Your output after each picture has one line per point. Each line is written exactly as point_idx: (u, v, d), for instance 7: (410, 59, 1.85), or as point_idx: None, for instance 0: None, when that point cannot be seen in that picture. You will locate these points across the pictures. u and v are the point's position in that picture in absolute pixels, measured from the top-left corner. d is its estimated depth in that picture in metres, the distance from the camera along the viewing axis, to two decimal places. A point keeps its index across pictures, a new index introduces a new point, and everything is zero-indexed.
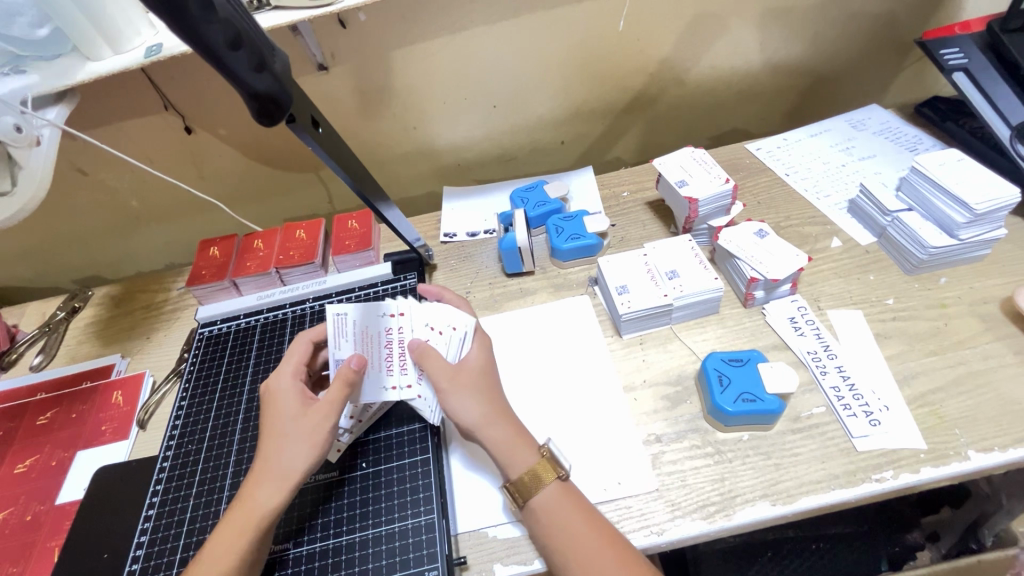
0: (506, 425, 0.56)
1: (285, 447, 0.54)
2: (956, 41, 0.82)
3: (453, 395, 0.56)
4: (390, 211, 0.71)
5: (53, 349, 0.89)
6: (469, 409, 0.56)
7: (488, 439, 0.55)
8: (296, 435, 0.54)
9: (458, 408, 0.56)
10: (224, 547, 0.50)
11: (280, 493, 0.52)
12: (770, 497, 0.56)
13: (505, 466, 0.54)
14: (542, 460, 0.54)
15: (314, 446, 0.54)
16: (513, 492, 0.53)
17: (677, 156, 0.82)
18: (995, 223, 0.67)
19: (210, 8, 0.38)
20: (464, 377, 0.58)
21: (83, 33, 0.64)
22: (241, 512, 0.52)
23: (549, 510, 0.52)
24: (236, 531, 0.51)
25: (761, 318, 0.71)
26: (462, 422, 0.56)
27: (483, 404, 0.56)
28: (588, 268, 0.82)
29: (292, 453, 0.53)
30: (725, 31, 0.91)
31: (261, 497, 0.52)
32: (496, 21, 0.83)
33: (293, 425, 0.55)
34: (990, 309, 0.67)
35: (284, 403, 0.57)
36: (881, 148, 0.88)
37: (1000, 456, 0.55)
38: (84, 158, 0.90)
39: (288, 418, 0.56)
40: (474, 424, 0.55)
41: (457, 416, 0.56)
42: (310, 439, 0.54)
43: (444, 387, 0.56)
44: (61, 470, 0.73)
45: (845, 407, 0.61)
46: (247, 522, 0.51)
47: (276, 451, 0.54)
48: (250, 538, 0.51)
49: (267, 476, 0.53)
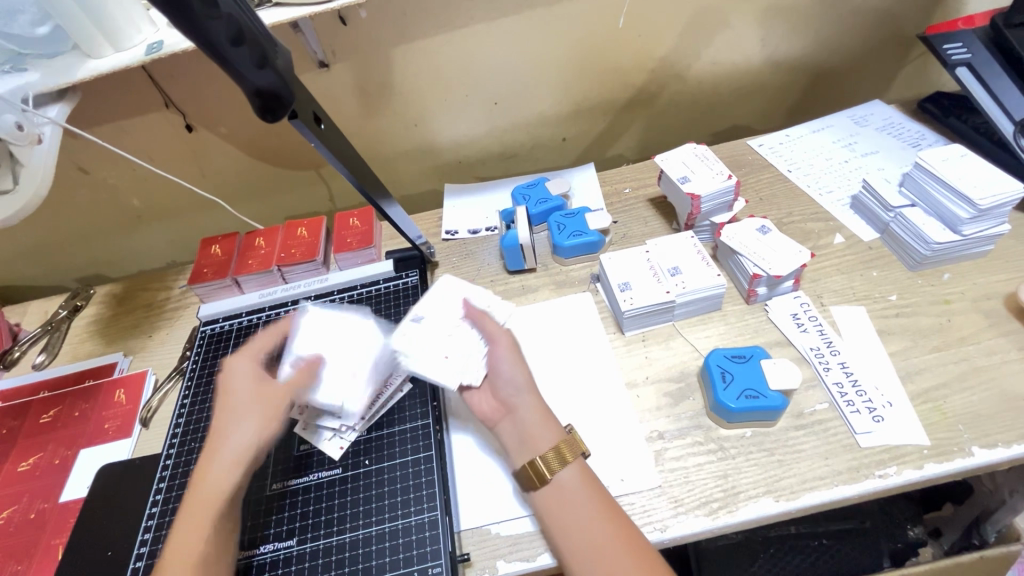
0: (538, 399, 0.58)
1: (232, 427, 0.57)
2: (959, 35, 0.81)
3: (506, 354, 0.60)
4: (392, 209, 0.71)
5: (56, 347, 0.89)
6: (517, 370, 0.59)
7: (523, 408, 0.57)
8: (243, 417, 0.57)
9: (507, 365, 0.59)
10: (186, 532, 0.51)
11: (232, 470, 0.55)
12: (773, 493, 0.56)
13: (534, 439, 0.55)
14: (569, 436, 0.55)
15: (262, 425, 0.57)
16: (539, 467, 0.54)
17: (679, 153, 0.82)
18: (998, 219, 0.67)
19: (212, 4, 0.38)
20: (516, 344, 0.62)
21: (84, 31, 0.64)
22: (198, 493, 0.54)
23: (571, 489, 0.53)
24: (197, 511, 0.53)
25: (764, 315, 0.71)
26: (506, 381, 0.58)
27: (527, 372, 0.59)
28: (590, 265, 0.81)
29: (242, 431, 0.57)
30: (727, 26, 0.91)
31: (215, 479, 0.54)
32: (498, 17, 0.83)
33: (244, 406, 0.58)
34: (993, 305, 0.67)
35: (238, 388, 0.60)
36: (884, 144, 0.87)
37: (1004, 452, 0.55)
38: (85, 156, 0.90)
39: (239, 400, 0.59)
40: (518, 386, 0.58)
41: (506, 374, 0.59)
42: (259, 419, 0.57)
43: (503, 343, 0.61)
44: (64, 468, 0.73)
45: (848, 403, 0.61)
46: (203, 503, 0.53)
47: (223, 433, 0.57)
48: (211, 516, 0.52)
49: (218, 455, 0.55)
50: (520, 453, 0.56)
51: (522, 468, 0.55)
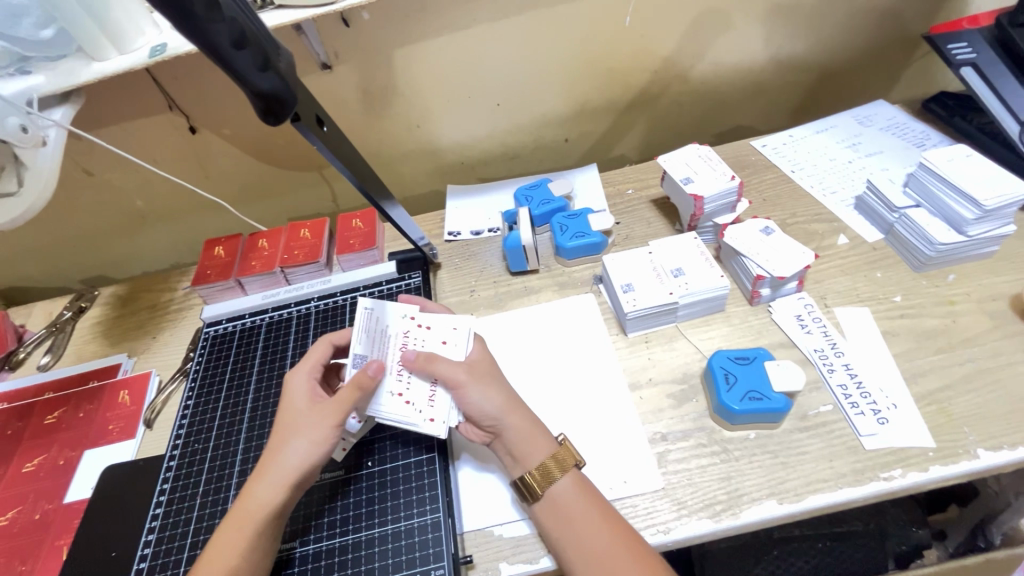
0: (524, 413, 0.57)
1: (287, 441, 0.54)
2: (963, 35, 0.81)
3: (473, 390, 0.56)
4: (394, 210, 0.71)
5: (61, 348, 0.89)
6: (490, 399, 0.56)
7: (509, 428, 0.56)
8: (299, 432, 0.54)
9: (478, 399, 0.56)
10: (226, 548, 0.50)
11: (280, 489, 0.52)
12: (777, 496, 0.56)
13: (524, 455, 0.55)
14: (559, 449, 0.55)
15: (319, 443, 0.54)
16: (531, 482, 0.53)
17: (682, 153, 0.82)
18: (1003, 220, 0.67)
19: (216, 7, 0.38)
20: (478, 370, 0.58)
21: (87, 33, 0.64)
22: (243, 509, 0.52)
23: (566, 500, 0.53)
24: (237, 528, 0.51)
25: (768, 316, 0.71)
26: (484, 414, 0.56)
27: (503, 394, 0.57)
28: (593, 266, 0.81)
29: (297, 449, 0.53)
30: (730, 26, 0.91)
31: (262, 494, 0.52)
32: (500, 18, 0.83)
33: (301, 422, 0.55)
34: (998, 306, 0.66)
35: (294, 402, 0.58)
36: (888, 144, 0.87)
37: (1009, 454, 0.55)
38: (90, 158, 0.90)
39: (297, 415, 0.56)
40: (497, 412, 0.56)
41: (479, 407, 0.55)
42: (313, 435, 0.54)
43: (464, 381, 0.56)
44: (69, 469, 0.73)
45: (852, 404, 0.61)
46: (246, 520, 0.51)
47: (278, 446, 0.54)
48: (250, 534, 0.51)
49: (270, 471, 0.53)
50: (512, 470, 0.56)
51: (515, 482, 0.54)
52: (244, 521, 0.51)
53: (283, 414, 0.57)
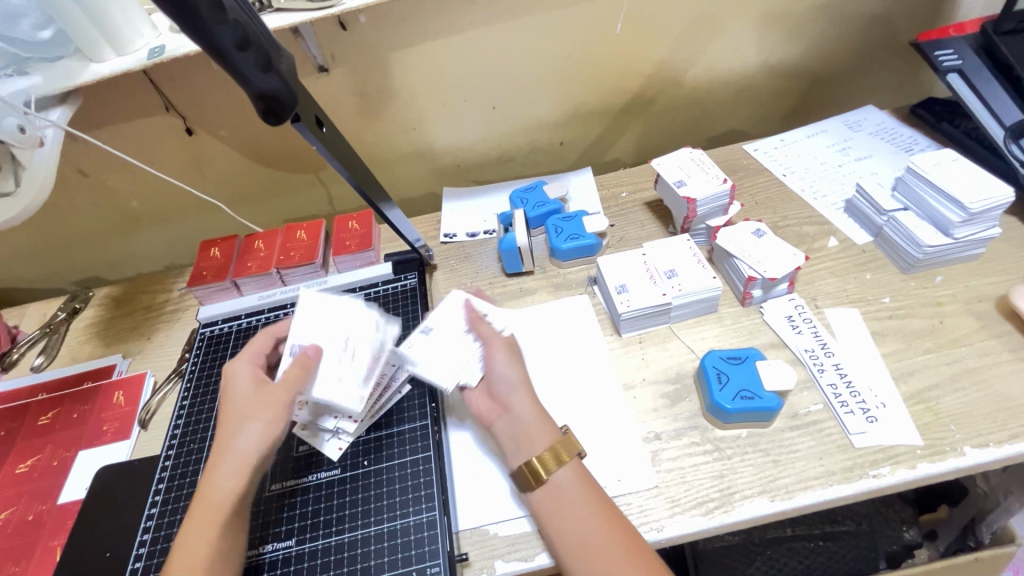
0: (532, 400, 0.57)
1: (239, 429, 0.55)
2: (950, 42, 0.83)
3: (503, 354, 0.60)
4: (391, 212, 0.72)
5: (54, 350, 0.89)
6: (513, 370, 0.59)
7: (519, 409, 0.57)
8: (250, 418, 0.56)
9: (501, 366, 0.59)
10: (198, 539, 0.51)
11: (239, 475, 0.53)
12: (768, 493, 0.56)
13: (529, 441, 0.55)
14: (563, 438, 0.55)
15: (273, 424, 0.56)
16: (534, 467, 0.54)
17: (675, 157, 0.83)
18: (989, 222, 0.68)
19: (221, 9, 0.39)
20: (516, 347, 0.62)
21: (86, 34, 0.64)
22: (205, 502, 0.52)
23: (567, 489, 0.53)
24: (205, 518, 0.52)
25: (759, 317, 0.72)
26: (503, 379, 0.59)
27: (525, 372, 0.60)
28: (587, 268, 0.82)
29: (254, 433, 0.55)
30: (723, 32, 0.92)
31: (224, 483, 0.53)
32: (496, 22, 0.84)
33: (247, 408, 0.57)
34: (985, 307, 0.67)
35: (239, 391, 0.59)
36: (877, 148, 0.89)
37: (996, 451, 0.56)
38: (85, 158, 0.90)
39: (243, 403, 0.57)
40: (515, 383, 0.58)
41: (501, 371, 0.59)
42: (265, 418, 0.56)
43: (497, 346, 0.61)
44: (63, 469, 0.73)
45: (842, 404, 0.61)
46: (211, 510, 0.52)
47: (229, 435, 0.55)
48: (219, 523, 0.51)
49: (224, 460, 0.54)
50: (515, 454, 0.56)
51: (518, 467, 0.55)
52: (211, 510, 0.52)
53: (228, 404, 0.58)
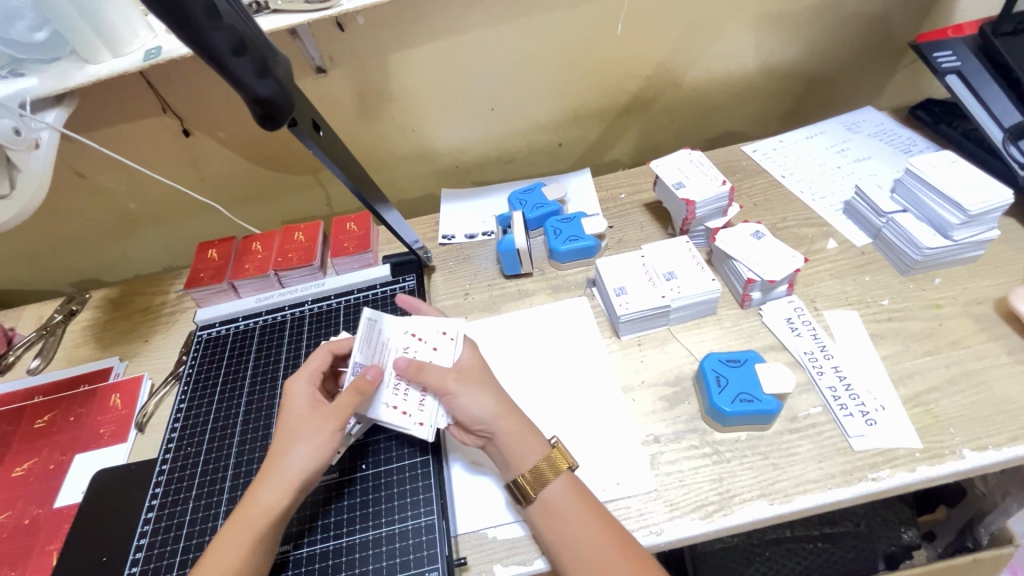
0: (517, 417, 0.57)
1: (291, 446, 0.54)
2: (948, 44, 0.83)
3: (465, 394, 0.56)
4: (389, 214, 0.72)
5: (50, 352, 0.88)
6: (482, 404, 0.56)
7: (501, 432, 0.56)
8: (303, 437, 0.54)
9: (466, 405, 0.56)
10: (228, 551, 0.50)
11: (285, 493, 0.52)
12: (768, 496, 0.56)
13: (518, 458, 0.55)
14: (552, 452, 0.55)
15: (324, 446, 0.54)
16: (523, 485, 0.54)
17: (674, 158, 0.83)
18: (988, 225, 0.68)
19: (216, 14, 0.39)
20: (468, 375, 0.58)
21: (81, 36, 0.64)
22: (246, 514, 0.52)
23: (559, 502, 0.53)
24: (241, 531, 0.51)
25: (758, 319, 0.72)
26: (474, 417, 0.56)
27: (494, 398, 0.57)
28: (586, 270, 0.82)
29: (304, 454, 0.53)
30: (722, 33, 0.92)
31: (266, 498, 0.52)
32: (495, 23, 0.84)
33: (303, 427, 0.55)
34: (984, 309, 0.67)
35: (294, 409, 0.57)
36: (876, 150, 0.88)
37: (994, 454, 0.56)
38: (81, 160, 0.90)
39: (298, 420, 0.56)
40: (488, 417, 0.56)
41: (468, 411, 0.56)
42: (319, 439, 0.54)
43: (453, 389, 0.56)
44: (59, 473, 0.73)
45: (841, 406, 0.61)
46: (250, 525, 0.51)
47: (281, 452, 0.54)
48: (253, 538, 0.51)
49: (273, 476, 0.53)
50: (506, 474, 0.56)
51: (508, 485, 0.55)
52: (249, 523, 0.52)
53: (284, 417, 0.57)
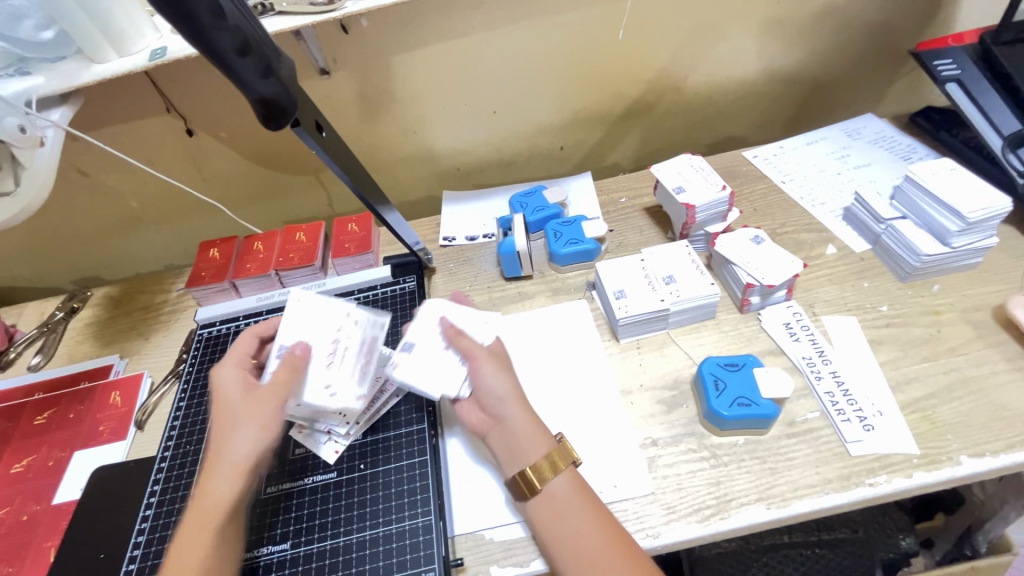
0: (528, 408, 0.57)
1: (230, 432, 0.54)
2: (949, 52, 0.83)
3: (488, 368, 0.58)
4: (390, 215, 0.72)
5: (51, 349, 0.89)
6: (503, 382, 0.58)
7: (513, 417, 0.56)
8: (239, 421, 0.54)
9: (488, 378, 0.58)
10: (191, 545, 0.50)
11: (234, 478, 0.52)
12: (765, 501, 0.56)
13: (523, 449, 0.55)
14: (557, 447, 0.55)
15: (266, 427, 0.54)
16: (528, 476, 0.54)
17: (674, 163, 0.83)
18: (987, 232, 0.68)
19: (221, 16, 0.40)
20: (498, 357, 0.60)
21: (88, 36, 0.64)
22: (200, 505, 0.52)
23: (563, 498, 0.53)
24: (197, 523, 0.51)
25: (757, 324, 0.72)
26: (491, 391, 0.57)
27: (515, 383, 0.58)
28: (586, 272, 0.82)
29: (241, 436, 0.54)
30: (723, 39, 0.93)
31: (218, 487, 0.52)
32: (498, 27, 0.84)
33: (240, 412, 0.55)
34: (982, 316, 0.68)
35: (226, 396, 0.58)
36: (876, 156, 0.89)
37: (991, 460, 0.56)
38: (84, 158, 0.90)
39: (231, 406, 0.56)
40: (505, 397, 0.57)
41: (488, 386, 0.57)
42: (259, 421, 0.54)
43: (481, 358, 0.59)
44: (58, 470, 0.73)
45: (839, 412, 0.61)
46: (205, 513, 0.51)
47: (221, 439, 0.54)
48: (212, 527, 0.50)
49: (219, 464, 0.53)
50: (510, 463, 0.56)
51: (513, 476, 0.55)
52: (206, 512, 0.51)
53: (222, 407, 0.57)
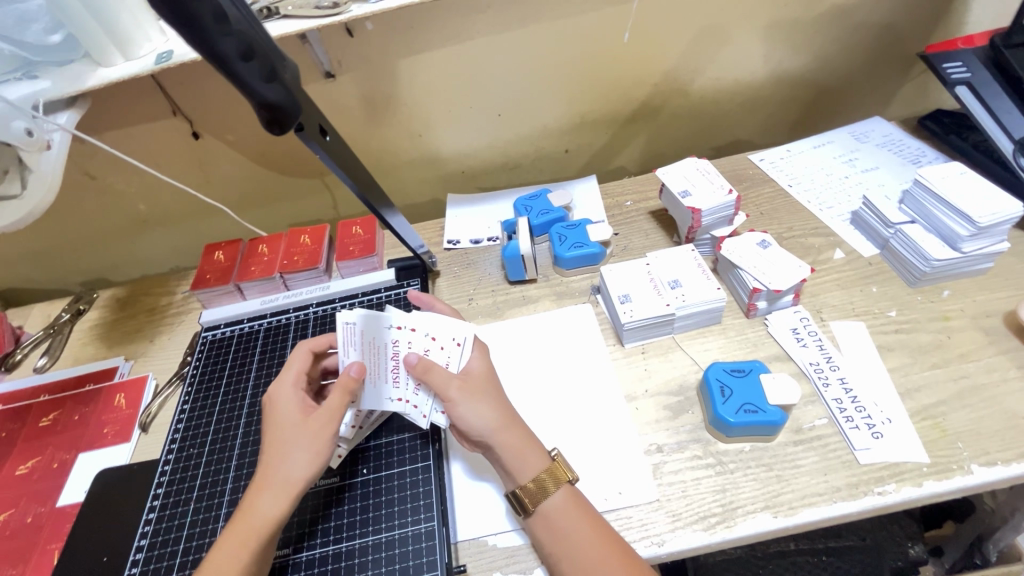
0: (517, 429, 0.56)
1: (285, 452, 0.54)
2: (958, 55, 0.82)
3: (463, 403, 0.56)
4: (394, 218, 0.72)
5: (57, 351, 0.89)
6: (482, 415, 0.56)
7: (500, 445, 0.55)
8: (296, 442, 0.54)
9: (467, 415, 0.56)
10: (230, 560, 0.50)
11: (284, 500, 0.52)
12: (771, 509, 0.56)
13: (516, 470, 0.54)
14: (553, 464, 0.55)
15: (315, 451, 0.54)
16: (522, 496, 0.53)
17: (680, 166, 0.82)
18: (998, 237, 0.67)
19: (225, 20, 0.40)
20: (471, 383, 0.58)
21: (95, 39, 0.65)
22: (245, 523, 0.52)
23: (558, 515, 0.52)
24: (241, 539, 0.51)
25: (764, 329, 0.71)
26: (472, 427, 0.55)
27: (494, 409, 0.56)
28: (590, 277, 0.82)
29: (295, 459, 0.53)
30: (729, 42, 0.92)
31: (266, 507, 0.52)
32: (503, 30, 0.84)
33: (296, 432, 0.55)
34: (993, 322, 0.67)
35: (284, 413, 0.57)
36: (885, 160, 0.88)
37: (1003, 470, 0.55)
38: (91, 161, 0.91)
39: (290, 424, 0.56)
40: (487, 429, 0.55)
41: (469, 422, 0.55)
42: (313, 444, 0.54)
43: (454, 397, 0.56)
44: (62, 472, 0.73)
45: (847, 418, 0.61)
46: (251, 534, 0.51)
47: (276, 458, 0.54)
48: (254, 547, 0.51)
49: (272, 483, 0.53)
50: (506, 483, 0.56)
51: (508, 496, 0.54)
52: (249, 532, 0.51)
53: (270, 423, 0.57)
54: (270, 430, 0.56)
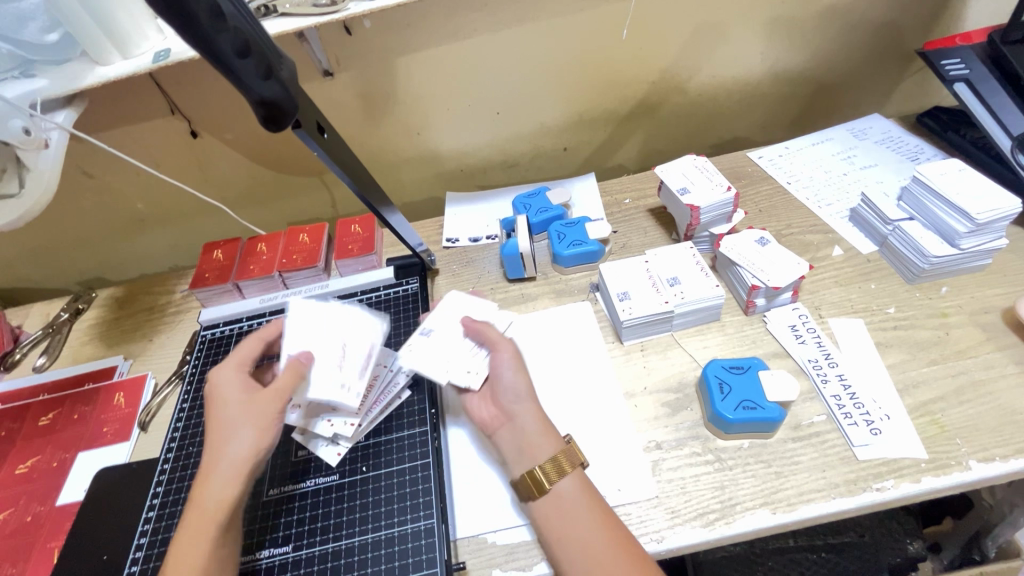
0: (541, 407, 0.58)
1: (229, 436, 0.54)
2: (956, 51, 0.82)
3: (510, 366, 0.60)
4: (393, 216, 0.72)
5: (56, 350, 0.89)
6: (517, 381, 0.59)
7: (527, 415, 0.57)
8: (240, 425, 0.55)
9: (506, 374, 0.59)
10: (190, 547, 0.49)
11: (233, 482, 0.52)
12: (770, 505, 0.56)
13: (534, 447, 0.55)
14: (568, 446, 0.55)
15: (262, 430, 0.55)
16: (538, 475, 0.54)
17: (679, 164, 0.82)
18: (996, 233, 0.67)
19: (220, 17, 0.40)
20: (521, 356, 0.62)
21: (92, 37, 0.65)
22: (199, 510, 0.51)
23: (570, 501, 0.52)
24: (196, 527, 0.50)
25: (762, 326, 0.71)
26: (506, 387, 0.59)
27: (529, 383, 0.59)
28: (589, 274, 0.82)
29: (240, 441, 0.54)
30: (728, 39, 0.92)
31: (218, 492, 0.52)
32: (501, 28, 0.84)
33: (237, 416, 0.56)
34: (991, 319, 0.67)
35: (227, 398, 0.58)
36: (883, 157, 0.88)
37: (1001, 466, 0.55)
38: (89, 160, 0.91)
39: (231, 409, 0.56)
40: (518, 395, 0.58)
41: (505, 380, 0.59)
42: (257, 424, 0.55)
43: (501, 355, 0.60)
44: (61, 471, 0.73)
45: (845, 415, 0.61)
46: (206, 519, 0.51)
47: (220, 443, 0.54)
48: (212, 533, 0.50)
49: (218, 467, 0.53)
50: (518, 461, 0.56)
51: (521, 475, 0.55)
52: (202, 514, 0.51)
53: (216, 408, 0.58)
54: (210, 418, 0.57)
